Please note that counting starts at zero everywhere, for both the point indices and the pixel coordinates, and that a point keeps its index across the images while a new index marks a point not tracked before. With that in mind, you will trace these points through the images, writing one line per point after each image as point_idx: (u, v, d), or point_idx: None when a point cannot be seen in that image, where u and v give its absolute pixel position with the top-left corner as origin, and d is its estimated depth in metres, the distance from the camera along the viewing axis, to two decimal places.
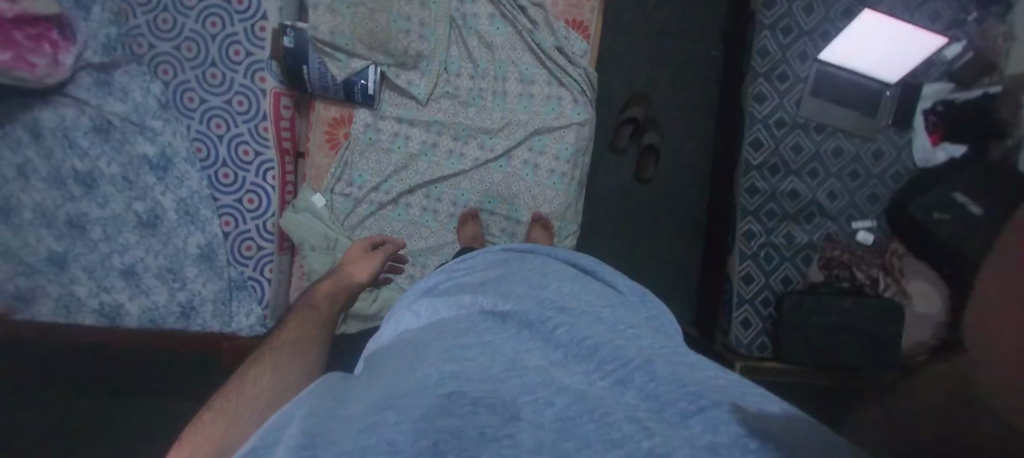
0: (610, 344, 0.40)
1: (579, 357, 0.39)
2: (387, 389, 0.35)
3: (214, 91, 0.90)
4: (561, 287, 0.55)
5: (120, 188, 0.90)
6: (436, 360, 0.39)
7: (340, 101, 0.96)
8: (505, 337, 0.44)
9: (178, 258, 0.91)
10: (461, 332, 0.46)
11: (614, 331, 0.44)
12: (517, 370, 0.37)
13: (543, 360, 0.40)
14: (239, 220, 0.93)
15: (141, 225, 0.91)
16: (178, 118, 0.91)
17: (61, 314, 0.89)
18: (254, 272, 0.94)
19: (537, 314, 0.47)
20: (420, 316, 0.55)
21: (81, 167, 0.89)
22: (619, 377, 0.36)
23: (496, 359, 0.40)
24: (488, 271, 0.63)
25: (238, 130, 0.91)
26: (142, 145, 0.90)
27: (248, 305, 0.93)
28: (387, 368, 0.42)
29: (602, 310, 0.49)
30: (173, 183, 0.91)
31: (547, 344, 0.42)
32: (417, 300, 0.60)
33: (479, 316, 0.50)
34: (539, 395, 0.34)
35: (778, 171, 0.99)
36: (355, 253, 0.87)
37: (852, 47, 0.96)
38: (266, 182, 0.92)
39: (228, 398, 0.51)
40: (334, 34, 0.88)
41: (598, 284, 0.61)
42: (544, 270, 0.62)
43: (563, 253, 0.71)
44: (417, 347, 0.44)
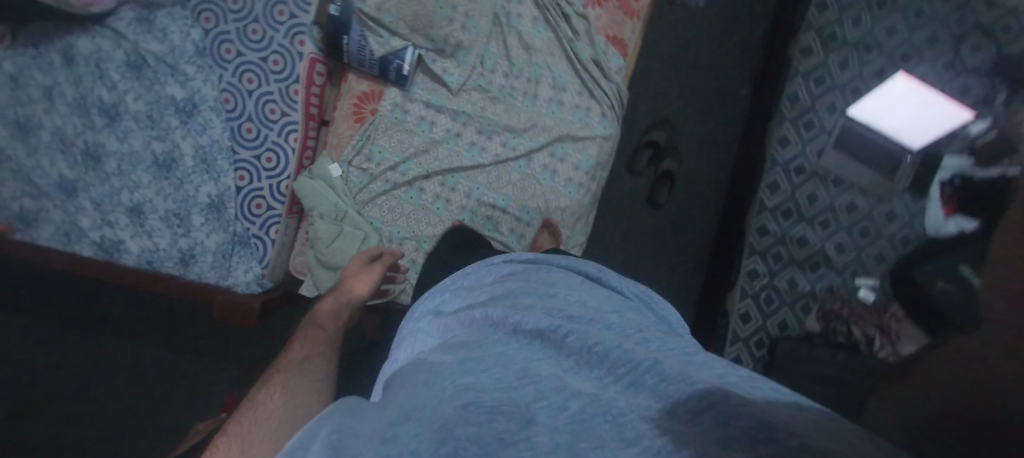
0: (620, 346, 0.39)
1: (591, 363, 0.38)
2: (404, 404, 0.36)
3: (252, 46, 0.91)
4: (568, 295, 0.54)
5: (142, 125, 0.90)
6: (453, 375, 0.37)
7: (373, 77, 0.96)
8: (517, 347, 0.42)
9: (186, 204, 0.91)
10: (475, 344, 0.44)
11: (619, 334, 0.42)
12: (531, 378, 0.36)
13: (557, 366, 0.38)
14: (254, 177, 0.92)
15: (157, 167, 0.91)
16: (212, 67, 0.91)
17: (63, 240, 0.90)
18: (260, 231, 0.93)
19: (548, 322, 0.45)
20: (434, 336, 0.54)
21: (108, 98, 0.90)
22: (634, 379, 0.34)
23: (509, 368, 0.38)
24: (496, 285, 0.61)
25: (268, 88, 0.91)
26: (171, 87, 0.90)
27: (247, 263, 0.92)
28: (408, 379, 0.43)
29: (607, 316, 0.48)
30: (200, 140, 0.91)
31: (557, 351, 0.41)
32: (431, 322, 0.59)
33: (490, 327, 0.48)
34: (553, 399, 0.32)
35: (792, 215, 1.00)
36: (353, 267, 0.85)
37: (884, 105, 0.98)
38: (287, 143, 0.92)
39: (243, 422, 0.56)
40: (380, 10, 0.90)
41: (606, 291, 0.60)
42: (552, 280, 0.60)
43: (571, 262, 0.71)
44: (431, 363, 0.43)
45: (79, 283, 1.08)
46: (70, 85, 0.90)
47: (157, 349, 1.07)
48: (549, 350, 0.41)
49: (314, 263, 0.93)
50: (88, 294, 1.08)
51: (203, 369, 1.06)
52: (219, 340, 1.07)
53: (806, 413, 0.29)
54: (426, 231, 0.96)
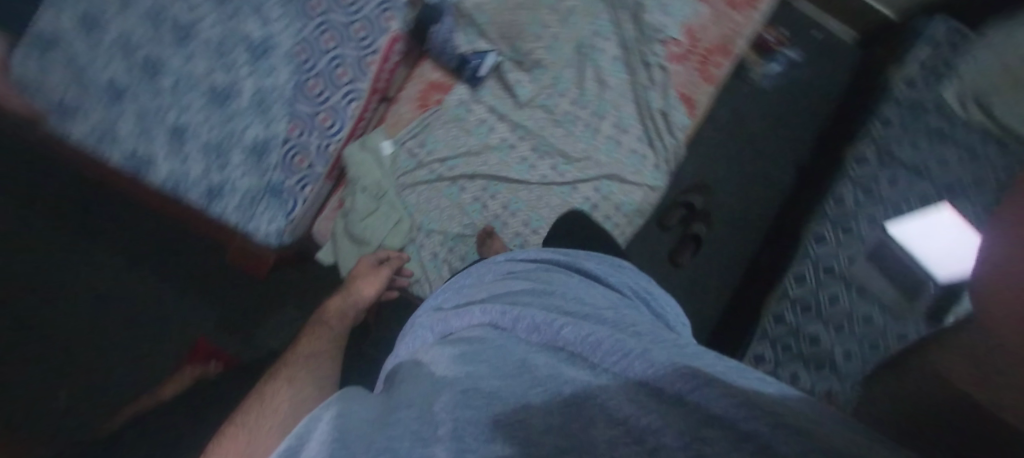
0: (613, 335, 0.34)
1: (583, 354, 0.34)
2: (410, 391, 0.36)
3: (343, 7, 0.90)
4: (567, 293, 0.51)
5: (211, 53, 0.89)
6: (446, 365, 0.37)
7: (447, 70, 0.99)
8: (513, 342, 0.39)
9: (229, 139, 0.89)
10: (473, 340, 0.41)
11: (618, 329, 0.39)
12: (526, 368, 0.34)
13: (550, 356, 0.35)
14: (306, 131, 0.91)
15: (212, 98, 0.89)
16: (297, 17, 0.91)
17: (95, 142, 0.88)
18: (295, 186, 0.91)
19: (546, 317, 0.40)
20: (432, 331, 0.51)
21: (185, 18, 0.89)
22: (626, 365, 0.30)
23: (507, 358, 0.36)
24: (496, 284, 0.58)
25: (344, 51, 0.90)
26: (251, 25, 0.90)
27: (273, 212, 0.90)
28: (410, 369, 0.42)
29: (604, 313, 0.44)
30: (265, 85, 0.90)
31: (552, 344, 0.37)
32: (431, 314, 0.55)
33: (484, 327, 0.44)
34: (546, 384, 0.31)
35: (813, 310, 0.99)
36: (362, 268, 0.85)
37: (917, 230, 0.95)
38: (347, 109, 0.92)
39: (250, 412, 0.54)
40: (477, 9, 0.97)
41: (607, 291, 0.57)
42: (551, 280, 0.58)
43: (571, 256, 0.67)
44: (433, 358, 0.40)
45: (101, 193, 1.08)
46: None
47: (150, 275, 1.09)
48: (544, 341, 0.37)
49: (342, 231, 0.93)
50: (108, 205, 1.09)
51: (188, 307, 1.08)
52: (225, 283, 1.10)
53: (800, 407, 0.25)
54: (455, 229, 0.95)
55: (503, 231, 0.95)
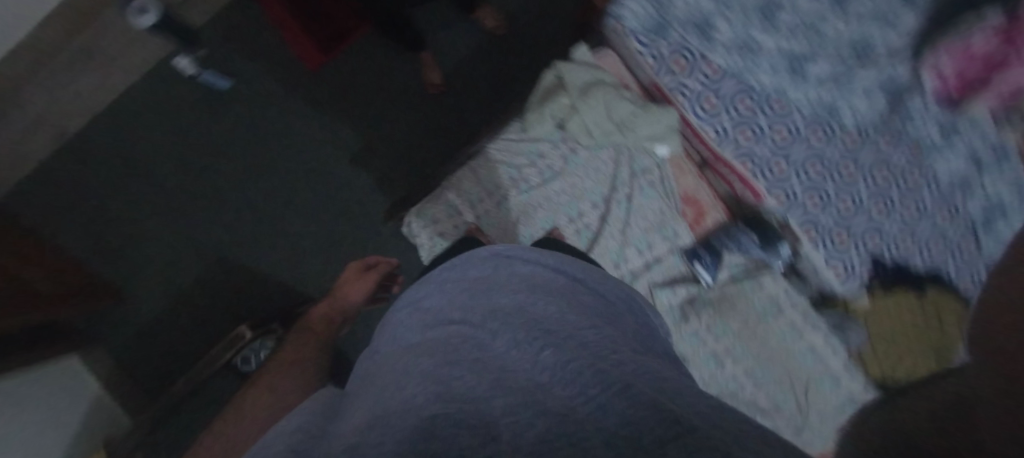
0: (592, 367, 0.38)
1: (563, 381, 0.37)
2: (371, 407, 0.36)
3: (801, 166, 0.91)
4: (548, 305, 0.48)
5: (803, 33, 0.87)
6: (420, 382, 0.37)
7: (711, 231, 1.00)
8: (488, 356, 0.41)
9: (717, 15, 0.87)
10: (449, 349, 0.42)
11: (593, 356, 0.40)
12: (502, 389, 0.35)
13: (530, 381, 0.37)
14: (704, 83, 0.92)
15: (758, 14, 0.86)
16: (812, 117, 0.92)
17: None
18: (657, 53, 0.91)
19: (528, 334, 0.43)
20: (411, 331, 0.49)
21: (834, 24, 0.86)
22: (606, 401, 0.34)
23: (485, 376, 0.37)
24: (488, 278, 0.54)
25: (764, 146, 0.92)
26: (817, 76, 0.88)
27: (640, 23, 0.90)
28: (377, 379, 0.41)
29: (585, 334, 0.44)
30: (760, 61, 0.88)
31: (536, 362, 0.40)
32: (412, 313, 0.52)
33: (464, 332, 0.45)
34: (519, 416, 0.32)
35: None
36: (350, 273, 0.99)
37: None
38: (712, 126, 0.93)
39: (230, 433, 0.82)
40: (764, 296, 0.95)
41: (591, 297, 0.55)
42: (535, 283, 0.53)
43: (574, 261, 0.62)
44: (407, 367, 0.40)
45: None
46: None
47: None
48: (519, 360, 0.40)
49: (580, 84, 0.95)
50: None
51: None
52: None
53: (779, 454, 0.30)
54: (551, 191, 0.99)
55: (535, 219, 0.99)
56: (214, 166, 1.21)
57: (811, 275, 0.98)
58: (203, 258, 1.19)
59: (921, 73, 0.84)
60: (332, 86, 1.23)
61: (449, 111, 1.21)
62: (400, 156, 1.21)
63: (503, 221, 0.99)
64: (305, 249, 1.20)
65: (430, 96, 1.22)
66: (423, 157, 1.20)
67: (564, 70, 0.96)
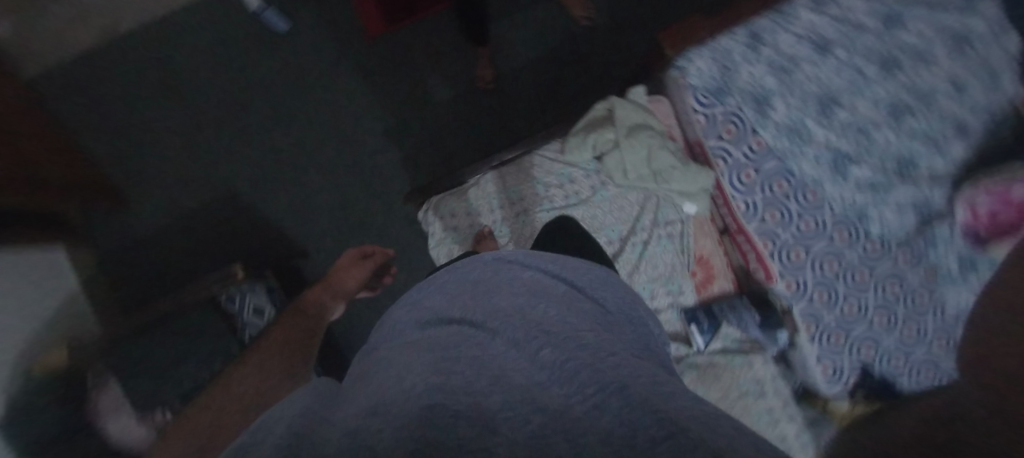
0: (590, 366, 0.36)
1: (560, 380, 0.35)
2: (374, 395, 0.35)
3: (818, 261, 0.92)
4: (549, 307, 0.49)
5: (851, 135, 0.89)
6: (422, 374, 0.36)
7: (715, 298, 1.02)
8: (486, 353, 0.41)
9: (774, 95, 0.89)
10: (446, 346, 0.42)
11: (590, 355, 0.39)
12: (498, 386, 0.34)
13: (527, 378, 0.36)
14: (746, 156, 0.92)
15: (816, 104, 0.89)
16: (842, 217, 0.92)
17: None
18: (711, 115, 0.92)
19: (525, 334, 0.43)
20: (410, 326, 0.51)
21: (884, 133, 0.88)
22: (601, 400, 0.31)
23: (484, 372, 0.37)
24: (487, 280, 0.55)
25: (788, 232, 0.93)
26: (857, 179, 0.89)
27: (700, 81, 0.90)
28: (378, 373, 0.41)
29: (583, 336, 0.43)
30: (806, 148, 0.90)
31: (534, 362, 0.39)
32: (413, 310, 0.54)
33: (465, 329, 0.46)
34: (518, 412, 0.30)
35: None
36: (347, 261, 0.98)
37: None
38: (745, 198, 0.94)
39: (195, 421, 0.66)
40: (750, 376, 0.95)
41: (590, 305, 0.53)
42: (534, 288, 0.53)
43: (579, 267, 0.62)
44: (406, 362, 0.40)
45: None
46: (986, 90, 0.87)
47: None
48: (514, 359, 0.40)
49: (628, 123, 0.95)
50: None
51: None
52: None
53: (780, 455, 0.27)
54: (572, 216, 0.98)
55: None
56: (248, 104, 1.21)
57: (799, 368, 1.00)
58: (213, 188, 1.19)
59: (956, 204, 0.84)
60: (385, 57, 1.23)
61: (491, 106, 1.21)
62: (432, 142, 1.21)
63: (519, 230, 0.99)
64: (316, 204, 1.20)
65: (479, 93, 1.22)
66: (454, 143, 1.21)
67: (613, 106, 0.97)
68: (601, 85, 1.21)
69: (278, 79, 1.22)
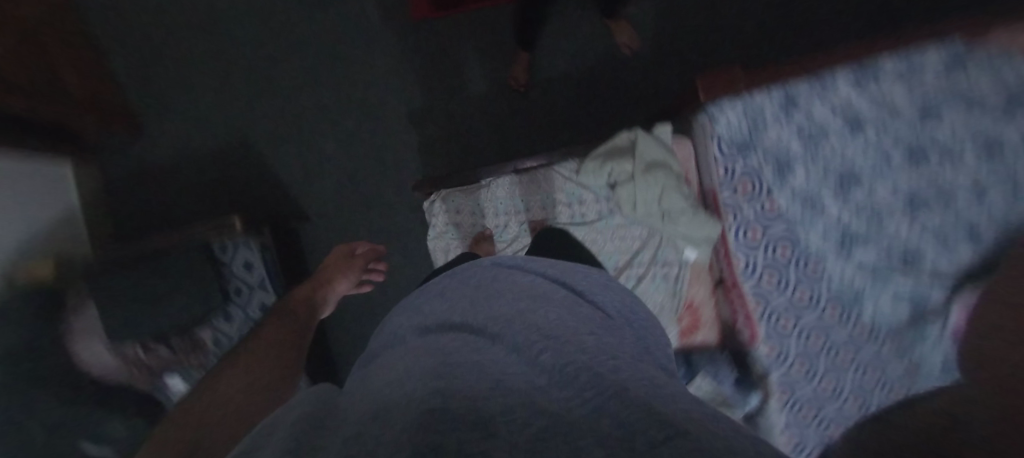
0: (590, 370, 0.37)
1: (559, 385, 0.36)
2: (375, 401, 0.34)
3: (804, 333, 0.93)
4: (549, 313, 0.50)
5: (861, 217, 0.90)
6: (424, 381, 0.36)
7: (695, 347, 1.01)
8: (484, 356, 0.41)
9: (796, 162, 0.90)
10: (448, 351, 0.42)
11: (590, 360, 0.40)
12: (497, 390, 0.35)
13: (528, 382, 0.36)
14: (755, 216, 0.93)
15: (835, 180, 0.89)
16: (834, 293, 0.93)
17: (957, 46, 0.77)
18: (733, 168, 0.92)
19: (524, 339, 0.44)
20: (411, 332, 0.52)
21: (894, 222, 0.89)
22: (602, 406, 0.32)
23: (483, 376, 0.37)
24: (487, 288, 0.57)
25: (779, 299, 0.93)
26: (856, 260, 0.91)
27: (727, 134, 0.90)
28: (373, 382, 0.40)
29: (585, 339, 0.45)
30: (818, 219, 0.91)
31: (534, 366, 0.40)
32: (413, 316, 0.56)
33: (467, 335, 0.46)
34: (518, 415, 0.30)
35: None
36: (337, 257, 1.01)
37: None
38: (746, 257, 0.94)
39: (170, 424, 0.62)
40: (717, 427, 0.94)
41: (590, 309, 0.55)
42: (534, 293, 0.55)
43: (578, 271, 0.65)
44: (408, 369, 0.40)
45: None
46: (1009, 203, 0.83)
47: None
48: (513, 363, 0.40)
49: (648, 158, 0.94)
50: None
51: None
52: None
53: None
54: (572, 235, 0.98)
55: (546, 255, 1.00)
56: (283, 62, 1.21)
57: (762, 435, 0.95)
58: (235, 140, 1.20)
59: (953, 306, 0.85)
60: (428, 43, 1.21)
61: (524, 109, 1.22)
62: (459, 135, 1.21)
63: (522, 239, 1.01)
64: (338, 173, 1.21)
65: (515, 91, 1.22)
66: (481, 138, 1.21)
67: (636, 137, 0.96)
68: (635, 105, 1.21)
69: (310, 45, 1.21)
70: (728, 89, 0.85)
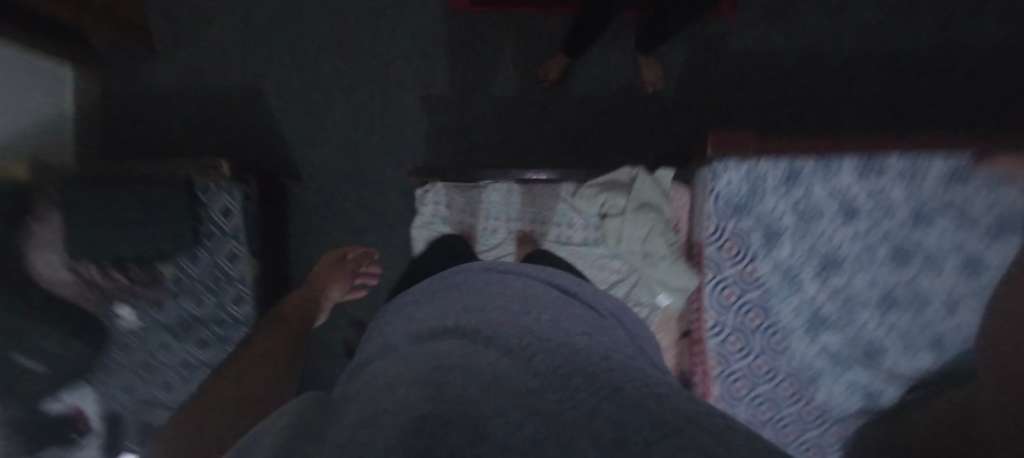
0: (582, 371, 0.37)
1: (551, 387, 0.35)
2: (368, 408, 0.32)
3: (755, 403, 0.93)
4: (541, 315, 0.49)
5: (834, 301, 0.91)
6: (414, 388, 0.33)
7: None
8: (474, 359, 0.40)
9: (783, 235, 0.91)
10: (440, 356, 0.41)
11: (585, 361, 0.39)
12: (488, 393, 0.34)
13: (521, 386, 0.36)
14: (734, 279, 0.94)
15: (818, 262, 0.90)
16: (793, 371, 0.93)
17: (964, 160, 0.80)
18: (723, 227, 0.92)
19: (515, 342, 0.42)
20: (400, 337, 0.50)
21: (864, 312, 0.90)
22: (596, 405, 0.32)
23: (474, 378, 0.36)
24: (470, 296, 0.55)
25: (739, 365, 0.94)
26: (820, 342, 0.92)
27: (725, 193, 0.90)
28: (365, 386, 0.38)
29: (578, 340, 0.44)
30: (793, 295, 0.92)
31: (528, 369, 0.39)
32: (401, 323, 0.55)
33: (461, 340, 0.44)
34: (512, 419, 0.30)
35: (202, 343, 0.96)
36: (327, 263, 1.04)
37: None
38: (716, 316, 0.94)
39: None
40: None
41: (582, 310, 0.55)
42: (524, 295, 0.55)
43: (565, 274, 0.65)
44: (398, 375, 0.38)
45: (835, 49, 1.24)
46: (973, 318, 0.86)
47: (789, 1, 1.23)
48: (503, 367, 0.39)
49: (642, 197, 0.95)
50: (825, 46, 1.24)
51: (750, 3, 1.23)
52: (732, 46, 1.23)
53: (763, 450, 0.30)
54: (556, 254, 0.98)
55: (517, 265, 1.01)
56: (309, 20, 1.20)
57: None
58: (247, 89, 1.19)
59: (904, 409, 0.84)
60: (459, 34, 1.21)
61: (545, 119, 1.21)
62: (475, 132, 1.21)
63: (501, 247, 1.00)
64: (352, 142, 1.20)
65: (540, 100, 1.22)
66: (496, 138, 1.21)
67: (636, 175, 0.97)
68: (652, 132, 1.22)
69: (336, 12, 1.20)
70: (740, 147, 0.86)
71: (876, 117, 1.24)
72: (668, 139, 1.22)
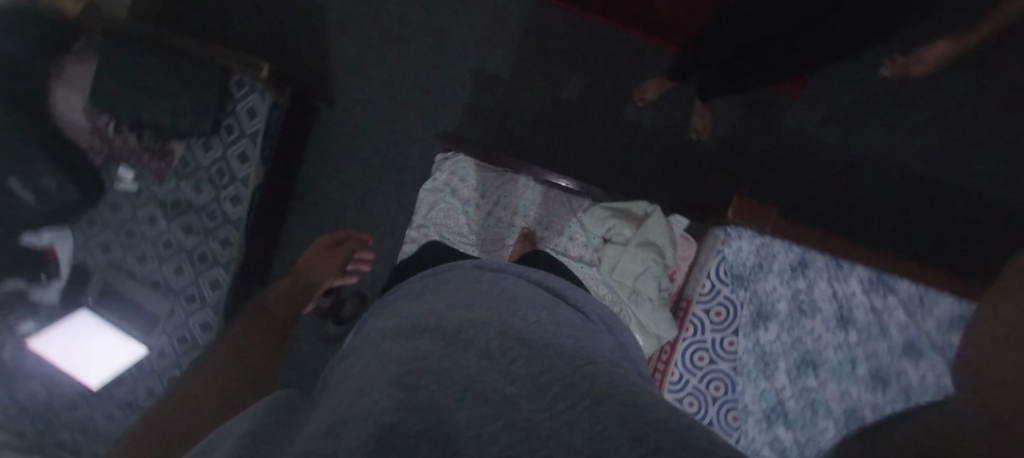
0: (566, 380, 0.34)
1: (530, 395, 0.33)
2: (337, 411, 0.29)
3: None
4: (526, 315, 0.47)
5: (800, 396, 0.86)
6: (387, 391, 0.31)
7: None
8: (449, 357, 0.38)
9: (774, 318, 0.88)
10: (420, 355, 0.38)
11: (567, 369, 0.36)
12: (465, 400, 0.31)
13: (498, 391, 0.33)
14: (711, 343, 0.91)
15: (797, 357, 0.87)
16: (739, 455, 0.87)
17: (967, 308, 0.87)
18: (718, 291, 0.91)
19: (498, 343, 0.40)
20: (382, 336, 0.47)
21: (826, 418, 0.85)
22: (574, 418, 0.29)
23: (450, 384, 0.33)
24: (460, 289, 0.54)
25: None
26: (773, 433, 0.86)
27: (732, 258, 0.89)
28: (340, 388, 0.35)
29: (563, 343, 0.42)
30: (762, 380, 0.87)
31: (503, 371, 0.36)
32: (387, 317, 0.53)
33: (440, 339, 0.41)
34: (485, 430, 0.27)
35: (189, 229, 0.96)
36: (319, 250, 0.98)
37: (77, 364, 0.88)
38: (683, 371, 0.91)
39: None
40: None
41: (570, 314, 0.53)
42: (509, 295, 0.52)
43: (559, 280, 0.63)
44: (372, 374, 0.35)
45: (887, 153, 1.21)
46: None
47: (858, 93, 1.20)
48: (476, 365, 0.36)
49: (648, 235, 0.95)
50: (876, 149, 1.21)
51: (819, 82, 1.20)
52: (791, 120, 1.21)
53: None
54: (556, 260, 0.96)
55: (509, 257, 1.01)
56: None
57: None
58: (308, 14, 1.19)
59: None
60: (526, 26, 1.20)
61: (588, 132, 1.20)
62: (513, 124, 1.20)
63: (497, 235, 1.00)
64: (393, 94, 1.20)
65: (588, 112, 1.21)
66: (536, 137, 1.20)
67: (650, 212, 0.97)
68: (684, 179, 1.21)
69: None
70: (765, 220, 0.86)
71: (905, 232, 1.22)
72: (695, 191, 1.21)
